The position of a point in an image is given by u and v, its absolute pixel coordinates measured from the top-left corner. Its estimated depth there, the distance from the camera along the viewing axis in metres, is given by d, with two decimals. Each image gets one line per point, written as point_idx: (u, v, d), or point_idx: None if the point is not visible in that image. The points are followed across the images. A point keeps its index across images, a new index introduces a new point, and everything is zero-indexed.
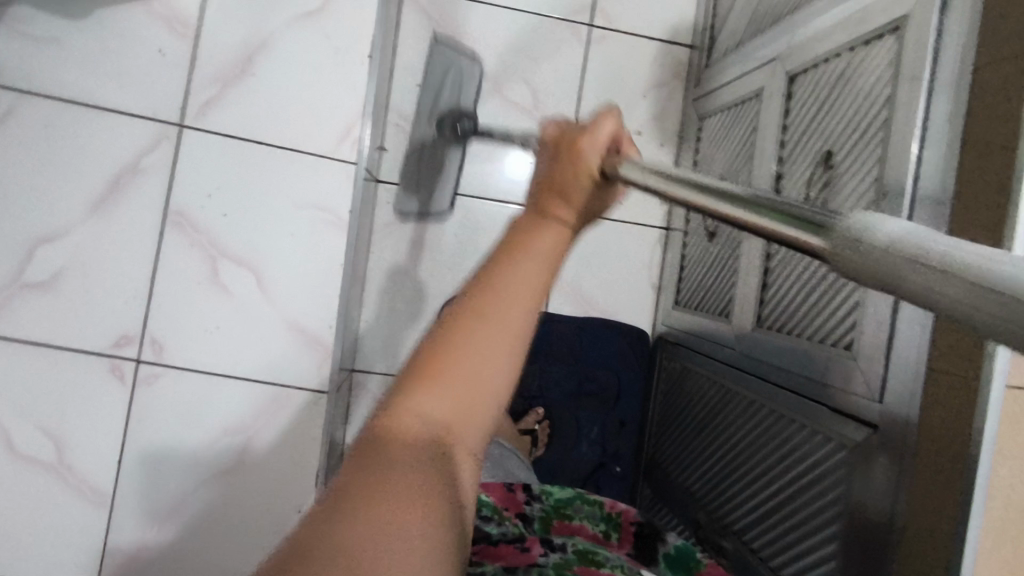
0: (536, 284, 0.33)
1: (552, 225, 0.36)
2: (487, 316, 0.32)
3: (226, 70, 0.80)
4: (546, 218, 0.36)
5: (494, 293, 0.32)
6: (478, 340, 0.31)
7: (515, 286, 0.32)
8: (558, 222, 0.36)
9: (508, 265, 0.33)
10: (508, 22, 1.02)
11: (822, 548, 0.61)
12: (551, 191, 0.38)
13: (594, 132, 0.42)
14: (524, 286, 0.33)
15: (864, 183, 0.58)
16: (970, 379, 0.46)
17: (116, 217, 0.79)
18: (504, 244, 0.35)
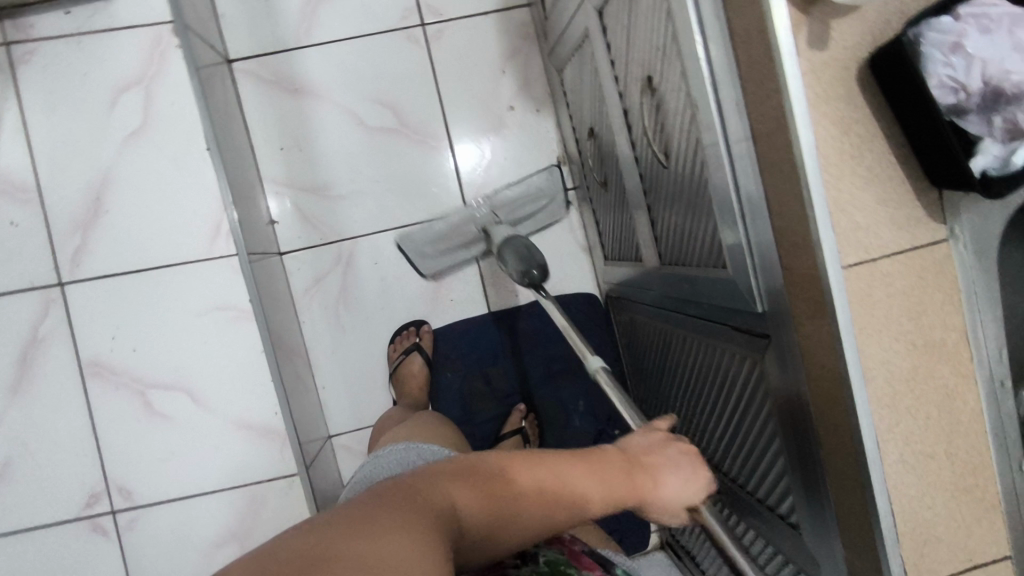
0: (574, 491, 0.49)
1: (616, 481, 0.52)
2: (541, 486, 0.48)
3: (82, 217, 0.80)
4: (617, 477, 0.52)
5: (536, 474, 0.48)
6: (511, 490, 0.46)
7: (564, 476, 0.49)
8: (623, 482, 0.52)
9: (553, 474, 0.49)
10: (343, 53, 1.00)
11: (775, 465, 0.59)
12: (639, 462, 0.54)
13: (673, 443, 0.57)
14: (557, 496, 0.48)
15: (679, 99, 0.55)
16: (811, 269, 0.43)
17: (39, 390, 0.81)
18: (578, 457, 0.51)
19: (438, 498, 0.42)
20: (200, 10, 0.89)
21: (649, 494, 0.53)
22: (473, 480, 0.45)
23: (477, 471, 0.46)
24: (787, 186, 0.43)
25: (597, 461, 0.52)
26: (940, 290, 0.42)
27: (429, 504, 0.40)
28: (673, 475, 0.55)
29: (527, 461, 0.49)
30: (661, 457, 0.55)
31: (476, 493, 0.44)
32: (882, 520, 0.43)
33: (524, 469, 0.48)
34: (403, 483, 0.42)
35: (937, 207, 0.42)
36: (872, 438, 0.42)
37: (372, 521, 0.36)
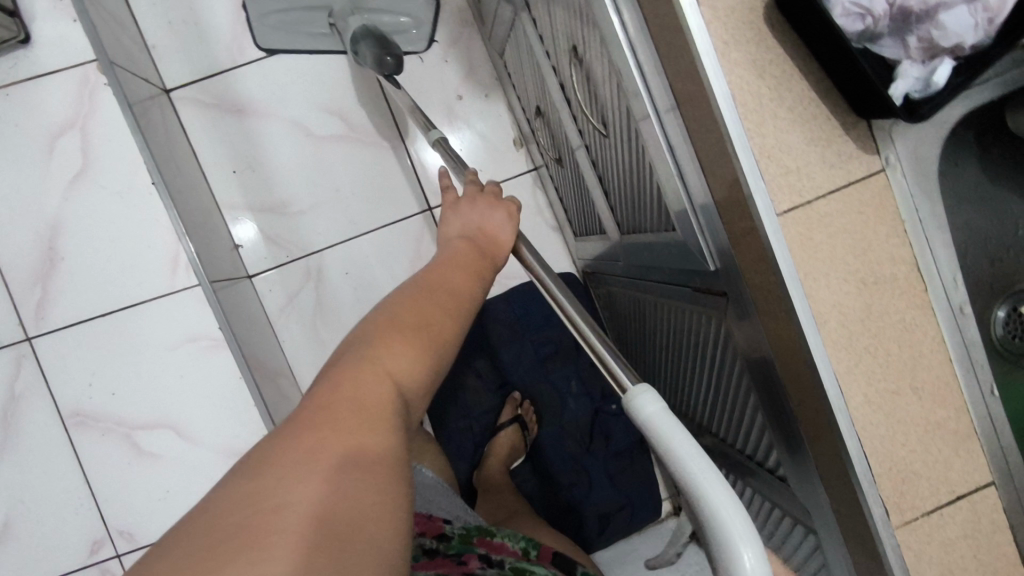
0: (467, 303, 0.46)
1: (471, 268, 0.49)
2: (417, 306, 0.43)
3: (39, 269, 0.79)
4: (468, 259, 0.50)
5: (432, 299, 0.44)
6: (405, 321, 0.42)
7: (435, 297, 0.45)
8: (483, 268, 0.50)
9: (416, 284, 0.46)
10: (281, 66, 0.98)
11: (757, 421, 0.57)
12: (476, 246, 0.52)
13: (507, 226, 0.54)
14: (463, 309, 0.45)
15: (602, 63, 0.54)
16: (747, 220, 0.41)
17: (25, 447, 0.80)
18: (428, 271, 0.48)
19: (377, 397, 0.36)
20: (126, 43, 0.88)
21: (492, 255, 0.52)
22: (402, 341, 0.40)
23: (383, 328, 0.41)
24: (711, 139, 0.41)
25: (454, 254, 0.50)
26: (883, 223, 0.41)
27: (360, 408, 0.35)
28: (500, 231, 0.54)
29: (435, 299, 0.44)
30: (480, 218, 0.54)
31: (411, 349, 0.40)
32: (856, 465, 0.41)
33: (434, 304, 0.44)
34: (315, 402, 0.35)
35: (868, 138, 0.40)
36: (833, 383, 0.41)
37: (320, 426, 0.33)
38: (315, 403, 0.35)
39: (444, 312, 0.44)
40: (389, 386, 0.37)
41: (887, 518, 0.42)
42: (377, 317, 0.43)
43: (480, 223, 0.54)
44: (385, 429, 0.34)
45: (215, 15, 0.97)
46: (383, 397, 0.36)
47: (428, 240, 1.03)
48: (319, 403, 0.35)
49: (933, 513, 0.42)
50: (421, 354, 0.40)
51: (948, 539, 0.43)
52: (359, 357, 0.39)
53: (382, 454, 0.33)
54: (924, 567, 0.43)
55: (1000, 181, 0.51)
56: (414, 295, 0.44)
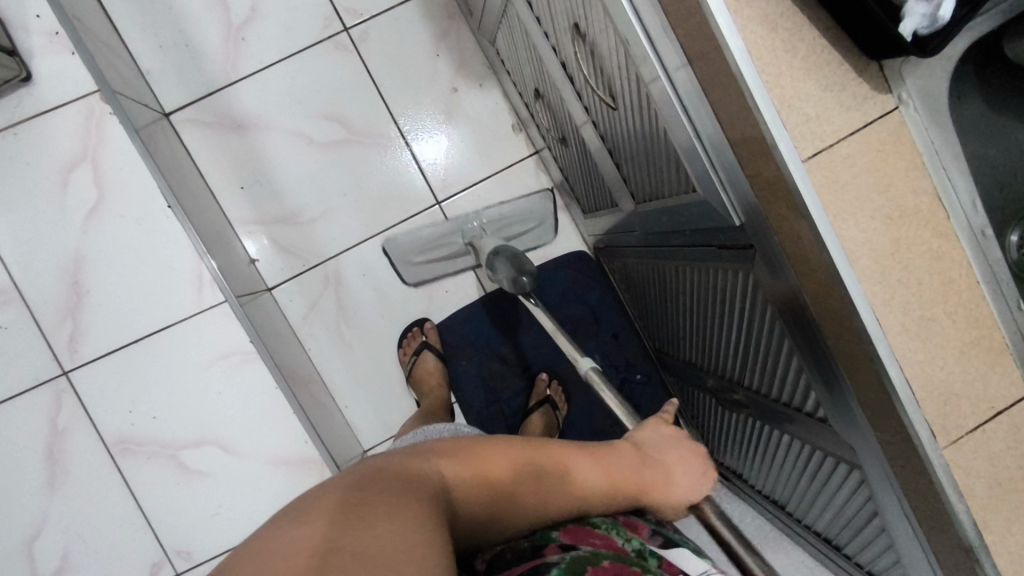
0: (576, 489, 0.51)
1: (624, 480, 0.55)
2: (545, 482, 0.50)
3: (67, 303, 0.81)
4: (624, 474, 0.55)
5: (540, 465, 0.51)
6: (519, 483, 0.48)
7: (562, 483, 0.51)
8: (629, 485, 0.55)
9: (570, 468, 0.52)
10: (276, 78, 0.99)
11: (791, 368, 0.59)
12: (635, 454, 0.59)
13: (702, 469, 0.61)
14: (568, 489, 0.51)
15: (608, 36, 0.55)
16: (773, 172, 0.43)
17: (75, 479, 0.81)
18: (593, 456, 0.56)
19: (427, 485, 0.42)
20: (123, 72, 0.88)
21: (656, 493, 0.57)
22: (479, 468, 0.47)
23: (485, 455, 0.49)
24: (730, 96, 0.43)
25: (615, 456, 0.57)
26: (903, 159, 0.43)
27: (405, 486, 0.40)
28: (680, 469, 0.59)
29: (537, 461, 0.51)
30: (674, 456, 0.60)
31: (478, 483, 0.46)
32: (900, 392, 0.43)
33: (531, 461, 0.50)
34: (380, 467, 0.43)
35: (881, 78, 0.42)
36: (870, 316, 0.43)
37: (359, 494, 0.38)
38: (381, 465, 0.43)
39: (542, 485, 0.50)
40: (439, 481, 0.44)
41: (933, 438, 0.44)
42: (498, 450, 0.50)
43: (670, 452, 0.61)
44: (410, 517, 0.37)
45: (204, 33, 0.97)
46: (427, 489, 0.42)
47: None
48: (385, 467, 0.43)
49: (977, 429, 0.44)
50: (486, 499, 0.46)
51: (992, 453, 0.45)
52: (432, 457, 0.46)
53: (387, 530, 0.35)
54: (972, 482, 0.45)
55: (1003, 108, 0.53)
56: (535, 450, 0.52)
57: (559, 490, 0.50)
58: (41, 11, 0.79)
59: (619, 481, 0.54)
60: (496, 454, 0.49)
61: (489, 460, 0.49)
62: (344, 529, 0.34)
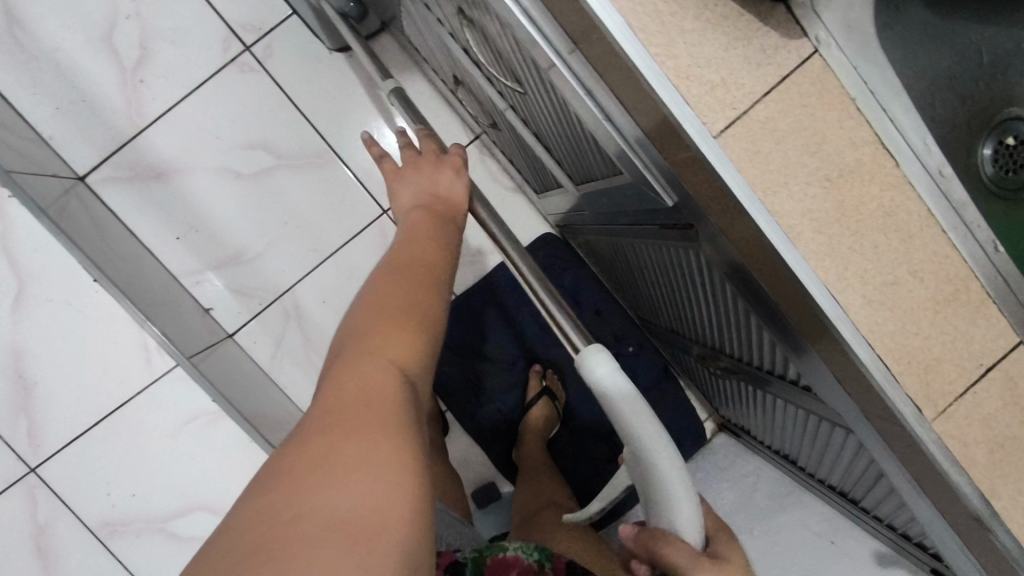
0: (428, 304, 0.45)
1: (428, 232, 0.51)
2: (399, 322, 0.42)
3: (15, 400, 0.77)
4: (427, 227, 0.51)
5: (405, 304, 0.43)
6: (394, 347, 0.40)
7: (421, 323, 0.43)
8: (424, 249, 0.49)
9: (383, 296, 0.44)
10: (186, 114, 0.92)
11: (764, 338, 0.54)
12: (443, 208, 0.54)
13: (445, 180, 0.56)
14: (433, 285, 0.47)
15: (492, 18, 0.48)
16: (687, 155, 0.37)
17: (69, 570, 0.79)
18: (382, 274, 0.47)
19: (382, 403, 0.36)
20: (18, 145, 0.82)
21: (454, 215, 0.54)
22: (346, 402, 0.35)
23: (337, 399, 0.36)
24: (622, 77, 0.36)
25: (402, 251, 0.49)
26: (833, 110, 0.36)
27: (355, 429, 0.34)
28: (438, 183, 0.56)
29: (388, 319, 0.42)
30: (439, 185, 0.55)
31: (401, 339, 0.41)
32: (874, 371, 0.38)
33: (398, 284, 0.45)
34: (327, 401, 0.36)
35: (791, 20, 0.35)
36: (824, 294, 0.37)
37: (326, 462, 0.32)
38: (322, 412, 0.35)
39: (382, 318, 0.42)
40: (392, 382, 0.38)
41: (920, 412, 0.39)
42: (321, 401, 0.36)
43: (429, 181, 0.56)
44: (361, 474, 0.31)
45: (99, 83, 0.90)
46: (397, 407, 0.36)
47: (394, 242, 0.99)
48: (327, 413, 0.35)
49: (967, 393, 0.39)
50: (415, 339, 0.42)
51: (989, 415, 0.40)
52: (348, 359, 0.39)
53: (368, 516, 0.30)
54: (972, 450, 0.40)
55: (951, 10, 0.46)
56: (381, 290, 0.45)
57: (423, 293, 0.45)
58: None
59: (438, 244, 0.50)
60: (381, 320, 0.42)
61: (388, 328, 0.41)
62: (379, 483, 0.31)
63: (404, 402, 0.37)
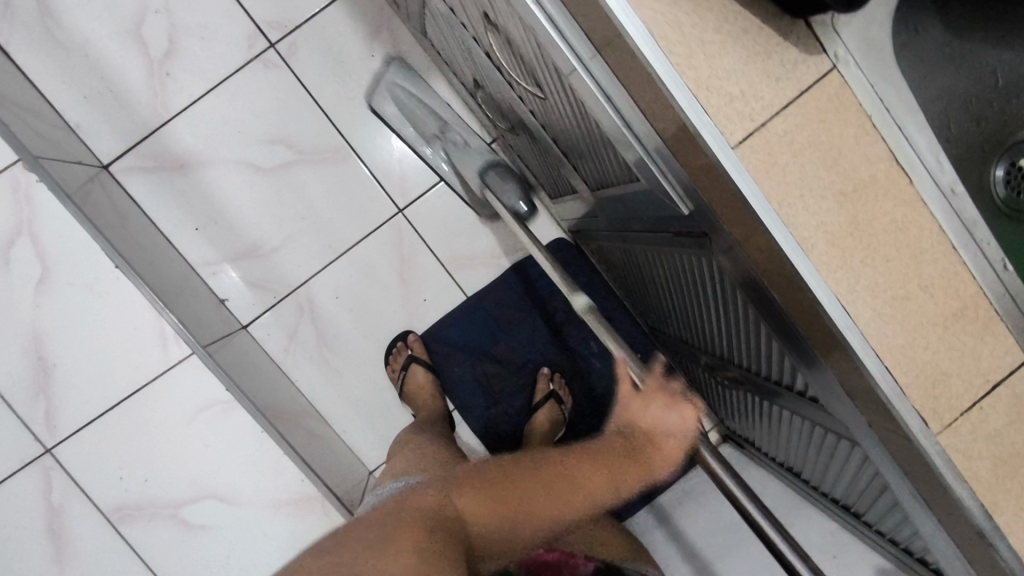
0: (550, 501, 0.57)
1: (617, 469, 0.57)
2: (511, 505, 0.57)
3: (35, 381, 0.79)
4: (621, 467, 0.57)
5: (531, 496, 0.57)
6: (481, 510, 0.57)
7: (524, 484, 0.58)
8: (624, 473, 0.57)
9: (511, 483, 0.58)
10: (209, 107, 0.94)
11: (775, 350, 0.55)
12: (648, 457, 0.56)
13: (669, 412, 0.54)
14: (568, 501, 0.57)
15: (518, 25, 0.49)
16: (705, 164, 0.38)
17: (81, 550, 0.81)
18: (555, 463, 0.59)
19: (427, 517, 0.53)
20: (47, 132, 0.84)
21: (658, 460, 0.56)
22: (413, 505, 0.56)
23: (409, 502, 0.57)
24: (645, 87, 0.37)
25: (588, 481, 0.57)
26: (850, 125, 0.37)
27: (407, 531, 0.51)
28: (661, 422, 0.54)
29: (502, 484, 0.58)
30: (659, 420, 0.55)
31: (477, 497, 0.57)
32: (881, 383, 0.39)
33: (530, 483, 0.57)
34: (411, 505, 0.56)
35: (811, 36, 0.36)
36: (835, 305, 0.38)
37: (367, 548, 0.49)
38: (395, 505, 0.56)
39: (496, 509, 0.57)
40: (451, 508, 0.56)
41: (925, 425, 0.40)
42: (404, 499, 0.57)
43: (652, 422, 0.55)
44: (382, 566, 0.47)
45: (127, 74, 0.92)
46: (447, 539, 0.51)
47: (408, 241, 1.00)
48: (402, 509, 0.55)
49: (973, 408, 0.40)
50: (491, 506, 0.57)
51: (994, 430, 0.40)
52: (434, 500, 0.56)
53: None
54: (976, 464, 0.41)
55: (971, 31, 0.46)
56: (540, 486, 0.57)
57: (576, 497, 0.57)
58: None
59: (611, 478, 0.57)
60: (504, 501, 0.57)
61: (468, 489, 0.58)
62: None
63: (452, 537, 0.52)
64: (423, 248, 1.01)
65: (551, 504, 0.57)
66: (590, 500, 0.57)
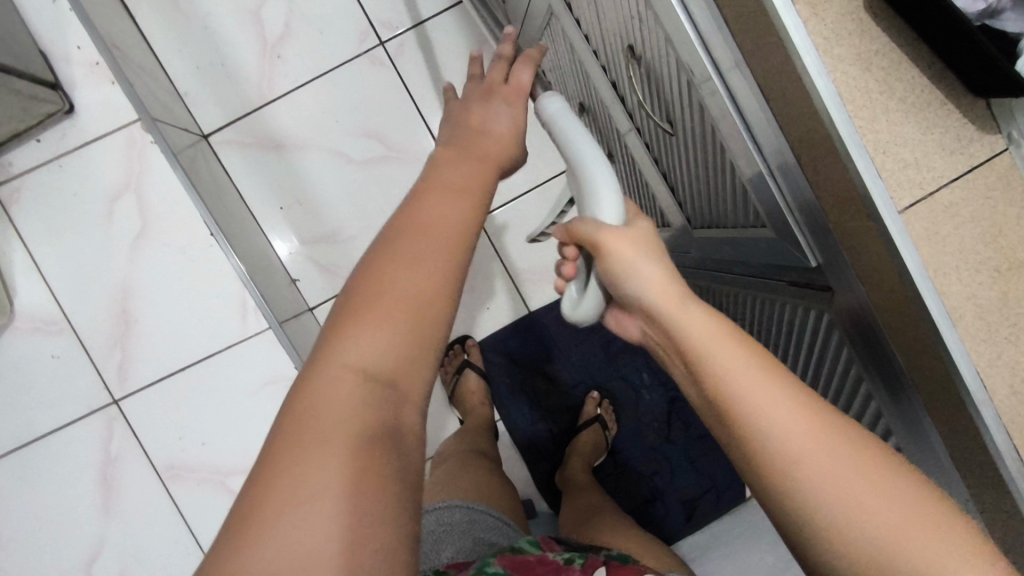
0: (443, 228, 0.41)
1: (470, 185, 0.44)
2: (379, 298, 0.37)
3: (115, 332, 0.81)
4: (462, 172, 0.46)
5: (402, 276, 0.37)
6: (356, 331, 0.35)
7: (389, 271, 0.38)
8: (475, 179, 0.45)
9: (381, 266, 0.38)
10: (313, 93, 0.97)
11: (867, 410, 0.55)
12: (479, 157, 0.47)
13: (495, 126, 0.51)
14: (434, 226, 0.40)
15: (670, 64, 0.51)
16: (862, 221, 0.39)
17: (127, 504, 0.82)
18: (395, 217, 0.42)
19: (350, 403, 0.32)
20: (161, 95, 0.88)
21: (495, 151, 0.49)
22: (292, 432, 0.32)
23: (285, 440, 0.31)
24: (815, 140, 0.39)
25: (432, 194, 0.43)
26: (1014, 206, 0.38)
27: (328, 421, 0.32)
28: (495, 122, 0.51)
29: (359, 297, 0.37)
30: (491, 140, 0.50)
31: (368, 326, 0.35)
32: (1007, 458, 0.40)
33: (390, 261, 0.38)
34: (292, 414, 0.32)
35: (988, 115, 0.38)
36: (974, 377, 0.39)
37: (307, 428, 0.31)
38: (277, 445, 0.31)
39: (364, 316, 0.36)
40: (352, 383, 0.33)
41: None
42: (266, 456, 0.31)
43: (472, 127, 0.50)
44: (316, 467, 0.30)
45: (241, 52, 0.96)
46: (364, 412, 0.32)
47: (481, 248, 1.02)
48: (286, 449, 0.31)
49: None
50: (372, 311, 0.36)
51: None
52: (309, 380, 0.34)
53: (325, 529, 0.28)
54: None
55: None
56: (385, 266, 0.38)
57: (439, 252, 0.39)
58: (80, 41, 0.78)
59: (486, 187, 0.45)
60: (363, 299, 0.37)
61: (367, 311, 0.36)
62: (336, 451, 0.31)
63: (371, 408, 0.33)
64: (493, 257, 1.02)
65: (439, 269, 0.39)
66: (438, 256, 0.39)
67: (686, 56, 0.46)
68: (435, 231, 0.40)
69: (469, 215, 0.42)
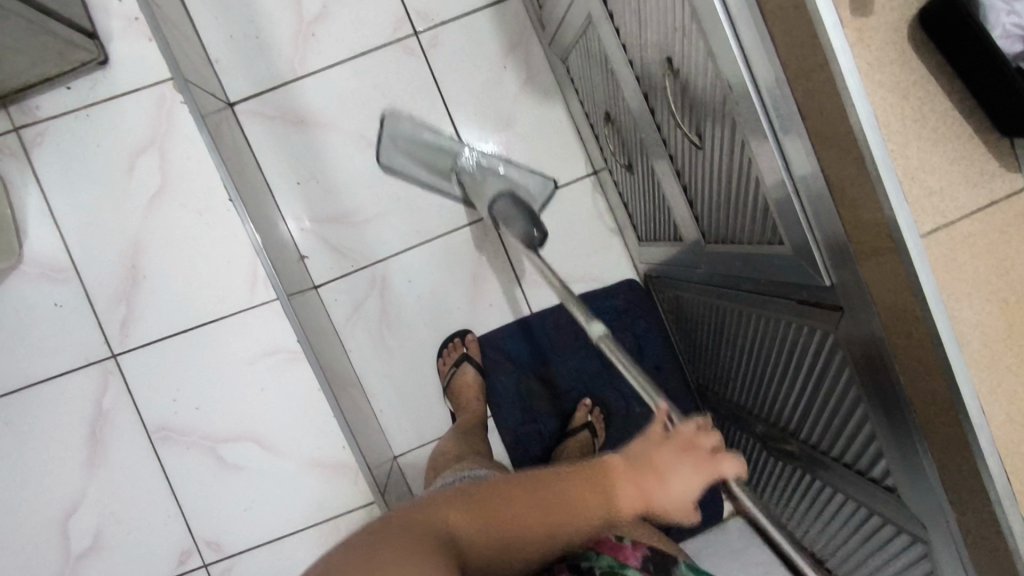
0: (602, 505, 0.49)
1: (624, 485, 0.50)
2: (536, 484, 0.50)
3: (121, 287, 0.81)
4: (624, 485, 0.49)
5: (554, 496, 0.49)
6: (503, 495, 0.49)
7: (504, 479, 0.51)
8: (631, 490, 0.49)
9: (544, 481, 0.50)
10: (343, 75, 0.98)
11: (863, 430, 0.56)
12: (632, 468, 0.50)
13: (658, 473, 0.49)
14: (596, 503, 0.49)
15: (709, 79, 0.52)
16: (885, 242, 0.41)
17: (113, 460, 0.81)
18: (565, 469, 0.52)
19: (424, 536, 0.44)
20: (193, 59, 0.88)
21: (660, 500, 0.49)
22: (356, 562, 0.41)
23: None
24: (846, 161, 0.41)
25: (602, 468, 0.51)
26: None
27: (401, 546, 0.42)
28: (674, 474, 0.49)
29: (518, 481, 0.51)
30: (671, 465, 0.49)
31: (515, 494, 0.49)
32: (997, 483, 0.41)
33: (489, 488, 0.50)
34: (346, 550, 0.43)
35: (1013, 154, 0.40)
36: (975, 402, 0.41)
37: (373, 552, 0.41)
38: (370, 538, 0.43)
39: (530, 500, 0.49)
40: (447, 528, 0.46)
41: None
42: None
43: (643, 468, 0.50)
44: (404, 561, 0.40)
45: (276, 27, 0.97)
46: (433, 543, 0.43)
47: (490, 245, 1.03)
48: None
49: None
50: (515, 522, 0.48)
51: None
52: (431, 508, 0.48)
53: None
54: None
55: None
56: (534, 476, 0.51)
57: (592, 504, 0.49)
58: None
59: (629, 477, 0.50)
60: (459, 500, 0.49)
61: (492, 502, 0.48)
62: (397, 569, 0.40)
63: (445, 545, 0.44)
64: (502, 255, 1.04)
65: (594, 517, 0.49)
66: (602, 514, 0.50)
67: (728, 70, 0.48)
68: (605, 504, 0.49)
69: (631, 497, 0.49)
